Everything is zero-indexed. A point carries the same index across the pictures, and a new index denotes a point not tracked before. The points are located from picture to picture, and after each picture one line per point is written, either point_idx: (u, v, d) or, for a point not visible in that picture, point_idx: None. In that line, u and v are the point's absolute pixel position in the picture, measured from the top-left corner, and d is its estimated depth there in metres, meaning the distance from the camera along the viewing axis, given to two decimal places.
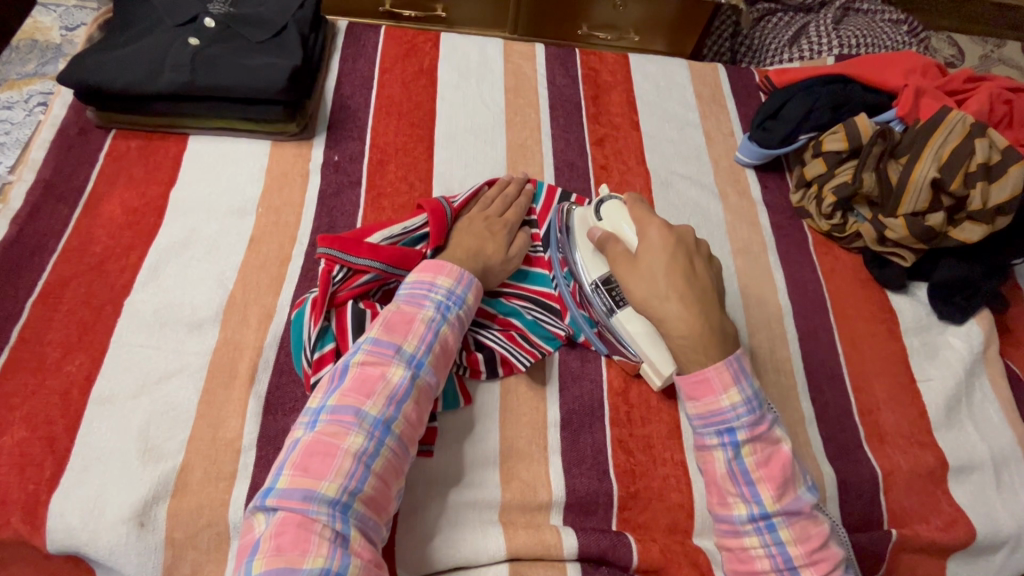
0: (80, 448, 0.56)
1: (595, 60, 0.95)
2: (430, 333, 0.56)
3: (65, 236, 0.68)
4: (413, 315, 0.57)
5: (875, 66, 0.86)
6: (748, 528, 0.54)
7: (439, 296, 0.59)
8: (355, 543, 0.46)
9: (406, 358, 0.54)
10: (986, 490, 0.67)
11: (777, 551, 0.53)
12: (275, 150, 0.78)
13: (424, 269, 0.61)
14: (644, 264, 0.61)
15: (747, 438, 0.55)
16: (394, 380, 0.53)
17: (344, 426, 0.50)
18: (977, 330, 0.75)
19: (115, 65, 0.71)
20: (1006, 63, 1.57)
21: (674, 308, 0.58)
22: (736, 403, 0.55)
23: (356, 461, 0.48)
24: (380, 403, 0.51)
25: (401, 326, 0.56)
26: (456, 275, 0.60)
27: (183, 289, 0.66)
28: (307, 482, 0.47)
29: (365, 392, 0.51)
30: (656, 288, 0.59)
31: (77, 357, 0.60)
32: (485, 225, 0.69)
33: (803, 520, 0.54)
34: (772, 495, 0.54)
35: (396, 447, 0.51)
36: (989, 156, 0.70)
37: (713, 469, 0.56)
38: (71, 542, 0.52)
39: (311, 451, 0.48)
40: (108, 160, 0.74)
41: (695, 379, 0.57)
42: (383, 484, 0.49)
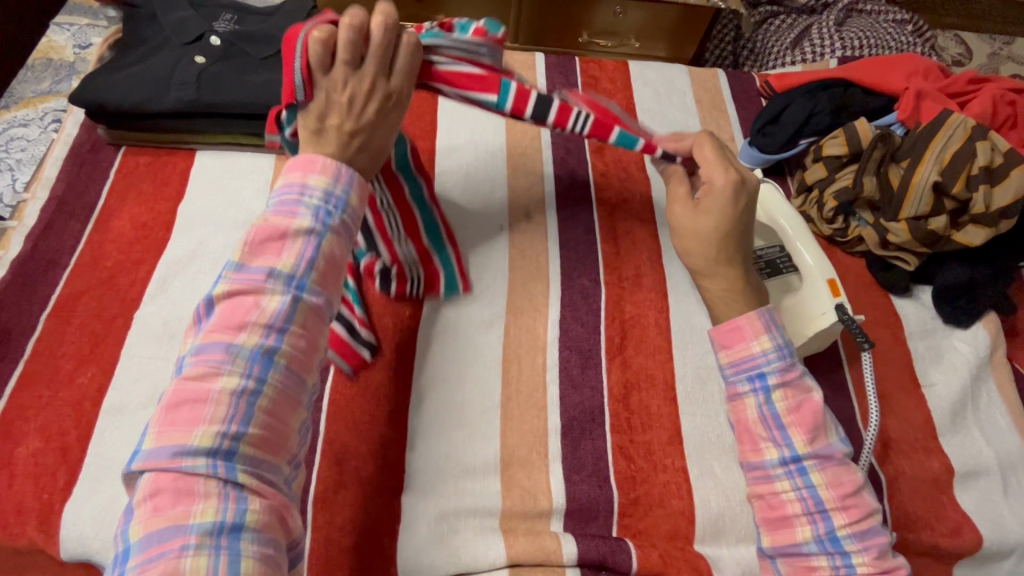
0: (93, 458, 0.57)
1: (594, 68, 0.96)
2: (285, 305, 0.44)
3: (78, 251, 0.70)
4: (286, 226, 0.46)
5: (875, 69, 0.86)
6: (753, 399, 0.57)
7: (313, 200, 0.48)
8: (249, 468, 0.40)
9: (284, 280, 0.45)
10: (992, 496, 0.67)
11: (777, 426, 0.56)
12: (279, 163, 0.80)
13: (280, 216, 0.47)
14: (705, 207, 0.60)
15: (763, 333, 0.58)
16: (234, 383, 0.41)
17: (211, 365, 0.41)
18: (983, 334, 0.75)
19: (125, 84, 0.73)
20: (1015, 61, 1.55)
21: (724, 262, 0.60)
22: (767, 348, 0.57)
23: (233, 399, 0.41)
24: (222, 411, 0.40)
25: (237, 317, 0.43)
26: (331, 170, 0.49)
27: (190, 301, 0.67)
28: (162, 522, 0.37)
29: (235, 325, 0.42)
30: (711, 246, 0.60)
31: (89, 368, 0.62)
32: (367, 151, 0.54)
33: (808, 405, 0.56)
34: (777, 371, 0.57)
35: (268, 423, 0.42)
36: (992, 159, 0.69)
37: (725, 348, 0.59)
38: (84, 549, 0.54)
39: (173, 400, 0.41)
40: (118, 176, 0.76)
41: (729, 328, 0.58)
42: (262, 460, 0.41)
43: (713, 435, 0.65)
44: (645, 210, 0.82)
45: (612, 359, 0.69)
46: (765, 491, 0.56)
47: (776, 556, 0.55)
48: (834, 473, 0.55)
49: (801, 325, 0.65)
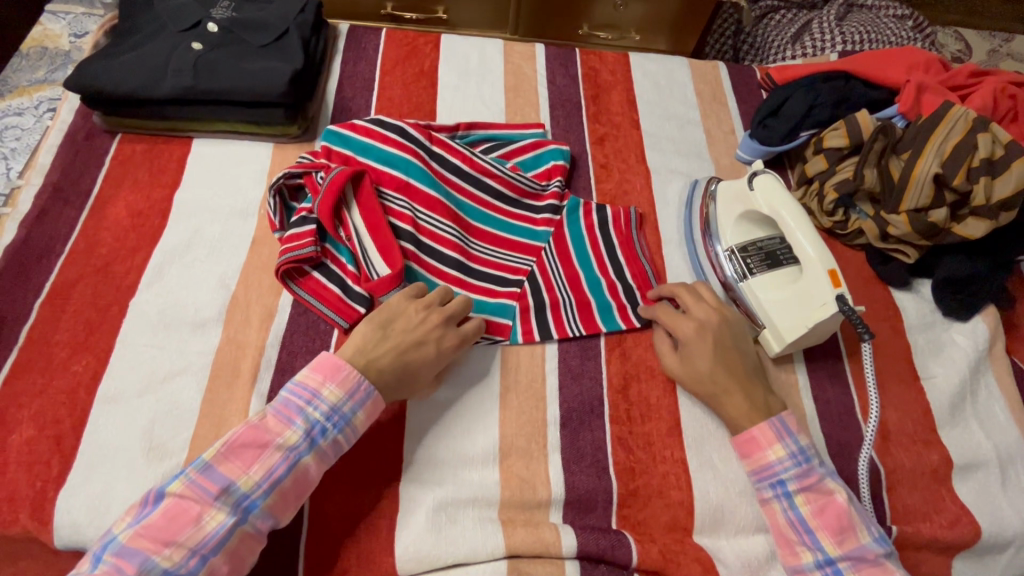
0: (88, 445, 0.57)
1: (595, 59, 0.95)
2: (281, 466, 0.52)
3: (72, 239, 0.69)
4: (273, 439, 0.53)
5: (876, 61, 0.85)
6: (778, 505, 0.58)
7: (318, 413, 0.55)
8: None
9: (235, 498, 0.50)
10: (991, 488, 0.67)
11: (793, 504, 0.58)
12: (277, 152, 0.79)
13: (317, 368, 0.57)
14: (689, 353, 0.64)
15: (778, 441, 0.60)
16: (209, 526, 0.48)
17: (122, 575, 0.45)
18: (983, 327, 0.75)
19: (121, 70, 0.73)
20: (1014, 58, 1.55)
21: (723, 388, 0.62)
22: (782, 455, 0.59)
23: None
24: (178, 553, 0.47)
25: (249, 454, 0.52)
26: (348, 387, 0.56)
27: (186, 290, 0.67)
28: None
29: (163, 539, 0.47)
30: (711, 379, 0.63)
31: (83, 356, 0.61)
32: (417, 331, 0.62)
33: (830, 505, 0.57)
34: (795, 478, 0.58)
35: None
36: (992, 151, 0.69)
37: (745, 457, 0.61)
38: (78, 538, 0.53)
39: (161, 514, 0.48)
40: (113, 163, 0.76)
41: (744, 437, 0.60)
42: None
43: (713, 426, 0.65)
44: (645, 202, 0.81)
45: (612, 350, 0.69)
46: (789, 554, 0.58)
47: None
48: (843, 534, 0.57)
49: (805, 315, 0.65)
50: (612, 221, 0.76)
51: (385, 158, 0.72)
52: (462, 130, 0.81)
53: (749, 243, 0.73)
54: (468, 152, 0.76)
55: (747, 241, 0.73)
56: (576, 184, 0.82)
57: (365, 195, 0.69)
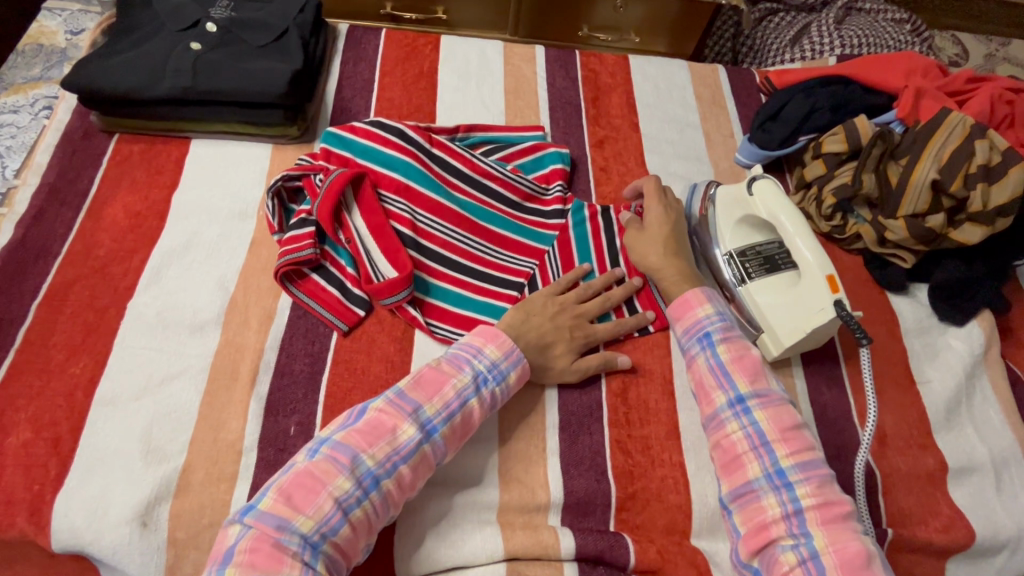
0: (86, 448, 0.57)
1: (595, 62, 0.95)
2: (457, 402, 0.56)
3: (69, 240, 0.69)
4: (449, 376, 0.57)
5: (874, 67, 0.86)
6: (702, 356, 0.62)
7: (482, 364, 0.59)
8: (347, 528, 0.49)
9: (422, 420, 0.54)
10: (985, 492, 0.67)
11: (723, 374, 0.60)
12: (276, 153, 0.79)
13: (480, 333, 0.61)
14: (649, 231, 0.71)
15: (707, 302, 0.65)
16: (403, 438, 0.53)
17: (336, 467, 0.50)
18: (978, 332, 0.75)
19: (119, 69, 0.72)
20: (1011, 62, 1.56)
21: (670, 263, 0.69)
22: (710, 312, 0.64)
23: (335, 505, 0.49)
24: (379, 456, 0.51)
25: (432, 385, 0.56)
26: (505, 349, 0.60)
27: (184, 292, 0.66)
28: (285, 511, 0.47)
29: (370, 441, 0.52)
30: (659, 248, 0.70)
31: (81, 358, 0.61)
32: (571, 322, 0.66)
33: (748, 356, 0.61)
34: (719, 329, 0.63)
35: (378, 504, 0.51)
36: (989, 158, 0.70)
37: (676, 319, 0.66)
38: (75, 541, 0.53)
39: (365, 423, 0.53)
40: (111, 164, 0.75)
41: (679, 303, 0.66)
42: (353, 535, 0.49)
43: None
44: None
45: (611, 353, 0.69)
46: (720, 437, 0.59)
47: (733, 500, 0.56)
48: (774, 411, 0.58)
49: (802, 322, 0.66)
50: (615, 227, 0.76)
51: (386, 160, 0.72)
52: (463, 132, 0.82)
53: (748, 247, 0.72)
54: (470, 155, 0.76)
55: (745, 245, 0.73)
56: (576, 187, 0.82)
57: (365, 197, 0.69)
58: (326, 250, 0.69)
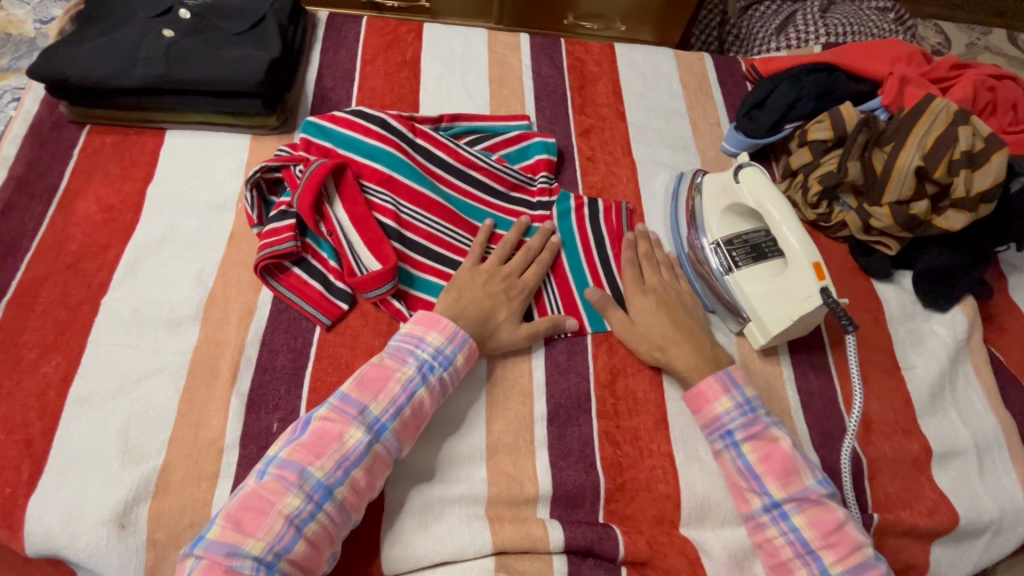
0: (59, 449, 0.55)
1: (580, 50, 0.94)
2: (403, 395, 0.55)
3: (39, 235, 0.66)
4: (392, 372, 0.56)
5: (859, 54, 0.86)
6: (728, 456, 0.60)
7: (425, 353, 0.58)
8: (305, 542, 0.48)
9: (369, 421, 0.53)
10: (969, 476, 0.68)
11: (753, 477, 0.59)
12: (255, 144, 0.77)
13: (418, 321, 0.60)
14: (638, 322, 0.67)
15: (724, 394, 0.62)
16: (350, 443, 0.52)
17: (285, 483, 0.49)
18: (961, 317, 0.76)
19: (88, 58, 0.69)
20: (993, 50, 1.57)
21: (661, 323, 0.67)
22: (729, 406, 0.61)
23: (287, 523, 0.48)
24: (328, 466, 0.51)
25: (375, 383, 0.55)
26: (448, 333, 0.59)
27: (161, 287, 0.65)
28: (235, 537, 0.47)
29: (316, 452, 0.51)
30: (662, 333, 0.66)
31: (53, 357, 0.59)
32: (502, 286, 0.66)
33: (776, 452, 0.59)
34: (742, 426, 0.60)
35: (334, 512, 0.50)
36: (973, 144, 0.70)
37: (694, 412, 0.63)
38: (50, 545, 0.52)
39: (310, 436, 0.52)
40: (82, 156, 0.73)
41: (694, 392, 0.63)
42: (313, 548, 0.49)
43: None
44: (632, 194, 0.81)
45: (599, 344, 0.69)
46: (761, 539, 0.58)
47: None
48: (814, 514, 0.56)
49: (788, 310, 0.66)
50: (604, 216, 0.76)
51: (368, 151, 0.71)
52: (446, 122, 0.80)
53: (735, 237, 0.72)
54: (454, 144, 0.75)
55: (733, 235, 0.73)
56: (562, 177, 0.82)
57: (347, 188, 0.68)
58: (307, 242, 0.68)
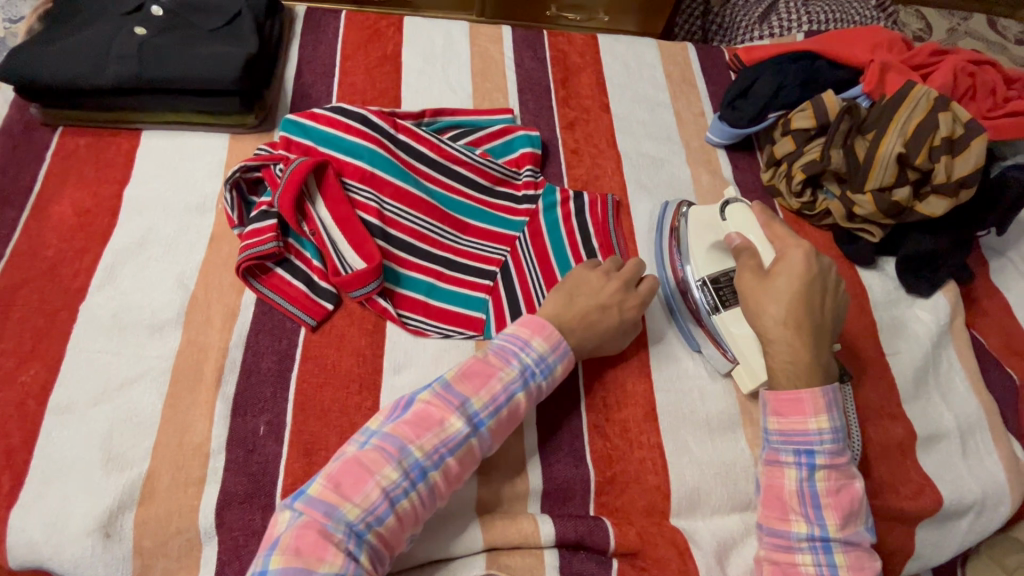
0: (41, 459, 0.54)
1: (563, 42, 0.93)
2: (503, 394, 0.54)
3: (13, 241, 0.65)
4: (496, 368, 0.55)
5: (841, 41, 0.86)
6: (794, 471, 0.56)
7: (529, 358, 0.57)
8: (394, 518, 0.48)
9: (470, 414, 0.53)
10: (952, 458, 0.69)
11: (813, 505, 0.55)
12: (233, 143, 0.76)
13: (524, 324, 0.59)
14: (775, 282, 0.60)
15: (823, 412, 0.56)
16: (451, 429, 0.51)
17: (386, 455, 0.49)
18: (944, 302, 0.77)
19: (58, 58, 0.68)
20: (973, 36, 1.59)
21: (790, 334, 0.58)
22: (824, 427, 0.56)
23: (383, 495, 0.48)
24: (428, 447, 0.50)
25: (478, 376, 0.54)
26: (553, 341, 0.58)
27: (142, 291, 0.64)
28: (334, 498, 0.47)
29: (421, 430, 0.51)
30: (779, 308, 0.59)
31: (31, 365, 0.58)
32: (617, 296, 0.64)
33: (847, 490, 0.55)
34: (828, 453, 0.55)
35: (425, 495, 0.50)
36: (953, 130, 0.70)
37: (778, 415, 0.57)
38: (35, 556, 0.51)
39: (413, 414, 0.52)
40: (56, 159, 0.71)
41: (788, 397, 0.57)
42: (400, 525, 0.49)
43: (687, 411, 0.66)
44: (617, 186, 0.81)
45: None
46: (786, 561, 0.54)
47: None
48: (855, 559, 0.54)
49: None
50: (589, 209, 0.75)
51: (350, 148, 0.70)
52: (429, 117, 0.79)
53: (722, 275, 0.69)
54: (435, 139, 0.74)
55: (720, 272, 0.69)
56: (547, 171, 0.81)
57: (329, 187, 0.67)
58: (288, 241, 0.67)
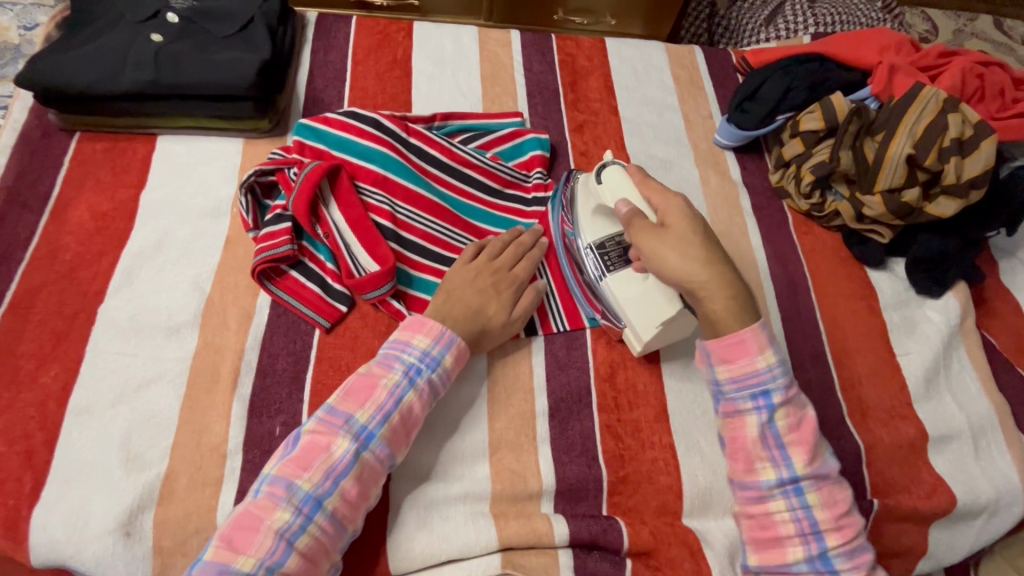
0: (62, 460, 0.55)
1: (571, 46, 0.94)
2: (390, 401, 0.55)
3: (33, 244, 0.66)
4: (378, 379, 0.56)
5: (849, 43, 0.86)
6: (754, 417, 0.54)
7: (412, 357, 0.58)
8: (297, 556, 0.48)
9: (356, 430, 0.53)
10: (964, 459, 0.69)
11: (778, 445, 0.54)
12: (247, 148, 0.77)
13: (405, 327, 0.60)
14: (673, 232, 0.57)
15: (767, 347, 0.54)
16: (338, 453, 0.52)
17: (274, 500, 0.49)
18: (954, 302, 0.76)
19: (76, 65, 0.69)
20: (980, 37, 1.59)
21: (716, 278, 0.55)
22: (772, 363, 0.54)
23: (277, 538, 0.48)
24: (316, 478, 0.51)
25: (361, 392, 0.55)
26: (434, 334, 0.59)
27: (158, 294, 0.64)
28: (227, 555, 0.47)
29: (304, 465, 0.51)
30: (693, 258, 0.55)
31: (52, 367, 0.59)
32: (493, 281, 0.65)
33: (805, 422, 0.54)
34: (782, 389, 0.53)
35: (327, 524, 0.50)
36: (962, 131, 0.70)
37: (726, 363, 0.54)
38: (57, 555, 0.52)
39: (300, 449, 0.52)
40: (73, 164, 0.72)
41: (731, 342, 0.54)
42: (309, 561, 0.49)
43: (699, 411, 0.66)
44: None
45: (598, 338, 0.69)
46: (759, 509, 0.54)
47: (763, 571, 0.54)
48: (827, 493, 0.54)
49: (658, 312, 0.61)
50: None
51: (363, 152, 0.70)
52: (439, 121, 0.80)
53: (607, 238, 0.67)
54: (447, 143, 0.75)
55: (605, 236, 0.67)
56: (557, 173, 0.82)
57: (342, 190, 0.67)
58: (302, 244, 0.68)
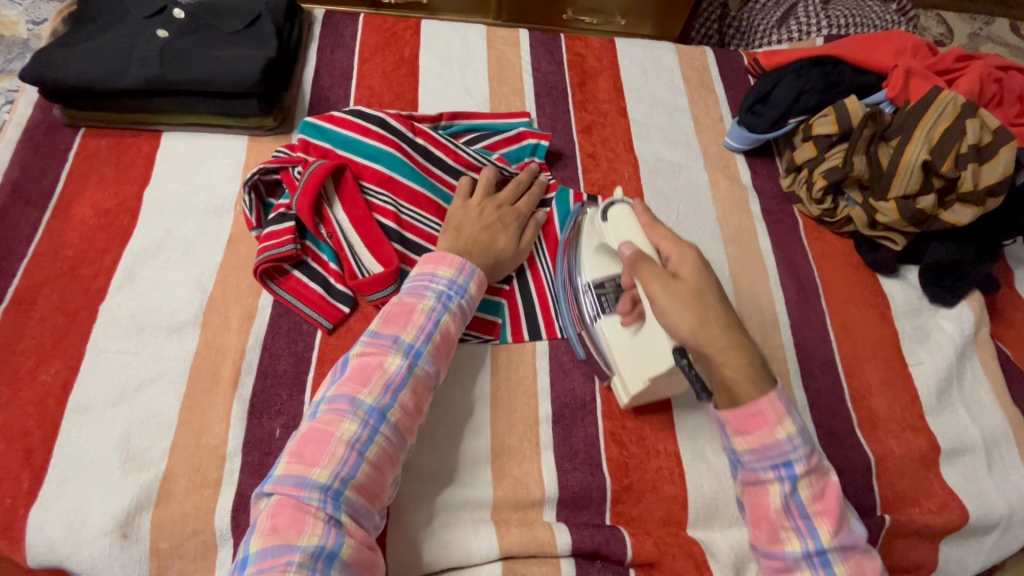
0: (60, 459, 0.54)
1: (580, 46, 0.93)
2: (431, 323, 0.56)
3: (35, 241, 0.66)
4: (414, 305, 0.56)
5: (864, 46, 0.84)
6: (777, 487, 0.49)
7: (442, 286, 0.58)
8: (368, 466, 0.49)
9: (404, 348, 0.54)
10: (977, 473, 0.68)
11: (801, 516, 0.49)
12: (252, 145, 0.76)
13: (425, 261, 0.60)
14: (684, 286, 0.53)
15: (786, 416, 0.49)
16: (391, 369, 0.52)
17: (338, 414, 0.49)
18: (969, 312, 0.75)
19: (81, 60, 0.68)
20: (996, 41, 1.56)
21: (729, 337, 0.51)
22: (792, 433, 0.49)
23: (349, 448, 0.48)
24: (376, 392, 0.51)
25: (401, 316, 0.55)
26: (458, 265, 0.60)
27: (160, 292, 0.64)
28: (300, 469, 0.47)
29: (361, 381, 0.51)
30: (704, 314, 0.52)
31: (52, 365, 0.58)
32: (497, 214, 0.67)
33: (829, 490, 0.50)
34: (804, 459, 0.49)
35: (391, 435, 0.51)
36: (980, 137, 0.69)
37: (744, 433, 0.50)
38: (53, 556, 0.51)
39: (350, 370, 0.52)
40: (77, 159, 0.72)
41: (748, 412, 0.49)
42: (377, 472, 0.49)
43: (705, 419, 0.64)
44: (634, 191, 0.80)
45: None
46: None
47: None
48: (856, 564, 0.48)
49: (646, 363, 0.58)
50: None
51: (369, 152, 0.69)
52: (446, 120, 0.79)
53: (607, 279, 0.65)
54: (452, 144, 0.74)
55: (605, 277, 0.65)
56: (564, 175, 0.80)
57: (346, 190, 0.67)
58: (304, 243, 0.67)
